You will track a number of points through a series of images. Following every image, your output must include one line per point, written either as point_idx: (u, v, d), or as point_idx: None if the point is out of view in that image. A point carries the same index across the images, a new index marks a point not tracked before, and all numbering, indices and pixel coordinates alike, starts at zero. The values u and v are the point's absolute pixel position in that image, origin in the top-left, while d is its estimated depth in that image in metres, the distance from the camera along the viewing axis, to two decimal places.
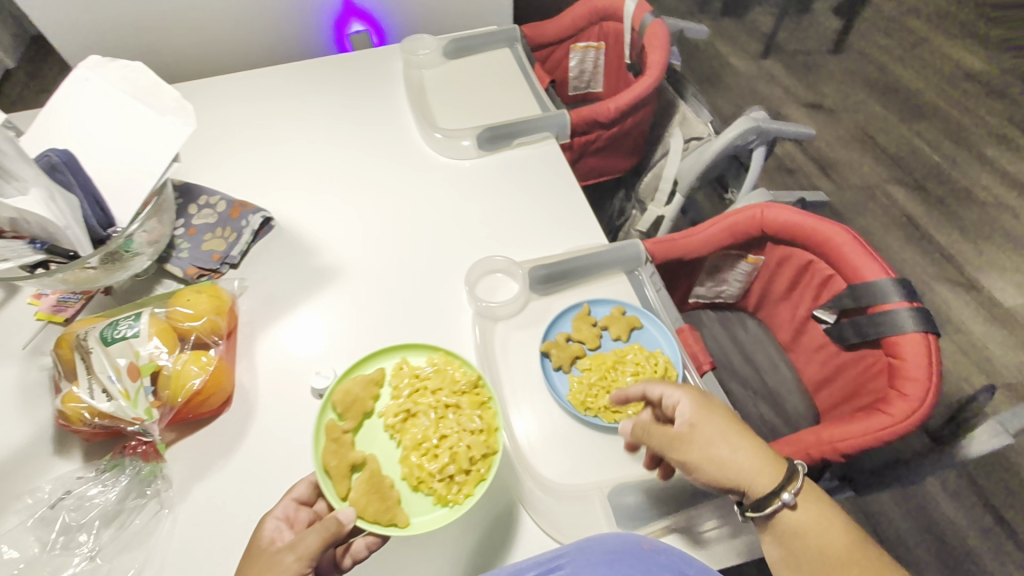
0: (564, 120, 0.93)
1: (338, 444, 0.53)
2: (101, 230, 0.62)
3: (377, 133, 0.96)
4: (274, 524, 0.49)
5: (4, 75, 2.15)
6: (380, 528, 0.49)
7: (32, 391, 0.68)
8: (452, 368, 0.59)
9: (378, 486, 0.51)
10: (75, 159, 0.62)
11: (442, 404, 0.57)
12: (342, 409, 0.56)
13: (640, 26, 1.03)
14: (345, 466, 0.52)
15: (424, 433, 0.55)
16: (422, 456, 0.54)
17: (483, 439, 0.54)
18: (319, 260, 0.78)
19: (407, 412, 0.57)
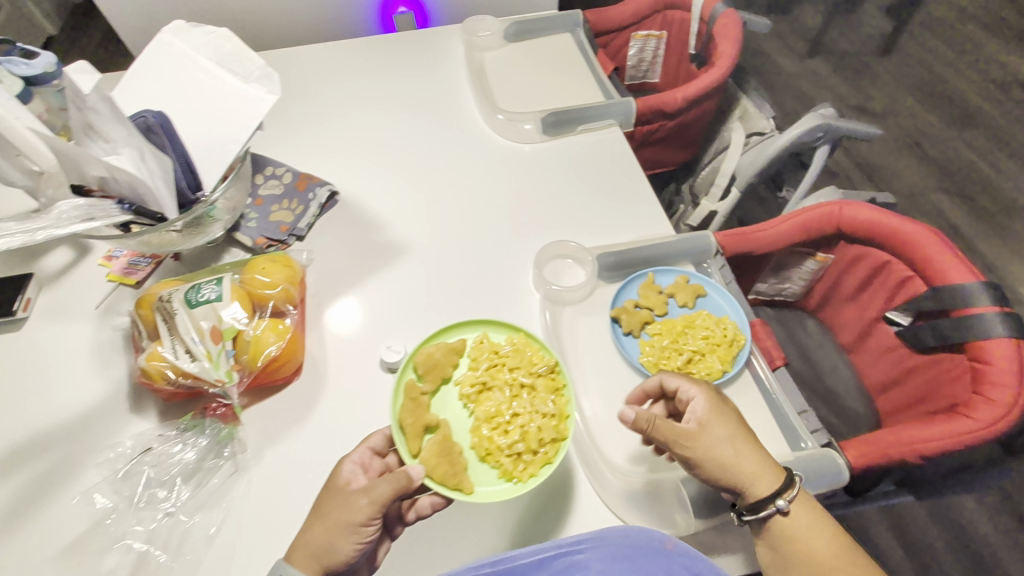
0: (630, 108, 0.92)
1: (416, 404, 0.53)
2: (190, 193, 0.62)
3: (438, 113, 0.96)
4: (351, 467, 0.53)
5: (47, 43, 2.20)
6: (445, 489, 0.49)
7: (106, 350, 0.70)
8: (532, 350, 0.58)
9: (447, 451, 0.51)
10: (170, 122, 0.62)
11: (518, 381, 0.56)
12: (423, 370, 0.56)
13: (709, 16, 1.02)
14: (420, 426, 0.52)
15: (498, 407, 0.55)
16: (494, 430, 0.53)
17: (555, 423, 0.54)
18: (384, 237, 0.79)
19: (484, 384, 0.56)
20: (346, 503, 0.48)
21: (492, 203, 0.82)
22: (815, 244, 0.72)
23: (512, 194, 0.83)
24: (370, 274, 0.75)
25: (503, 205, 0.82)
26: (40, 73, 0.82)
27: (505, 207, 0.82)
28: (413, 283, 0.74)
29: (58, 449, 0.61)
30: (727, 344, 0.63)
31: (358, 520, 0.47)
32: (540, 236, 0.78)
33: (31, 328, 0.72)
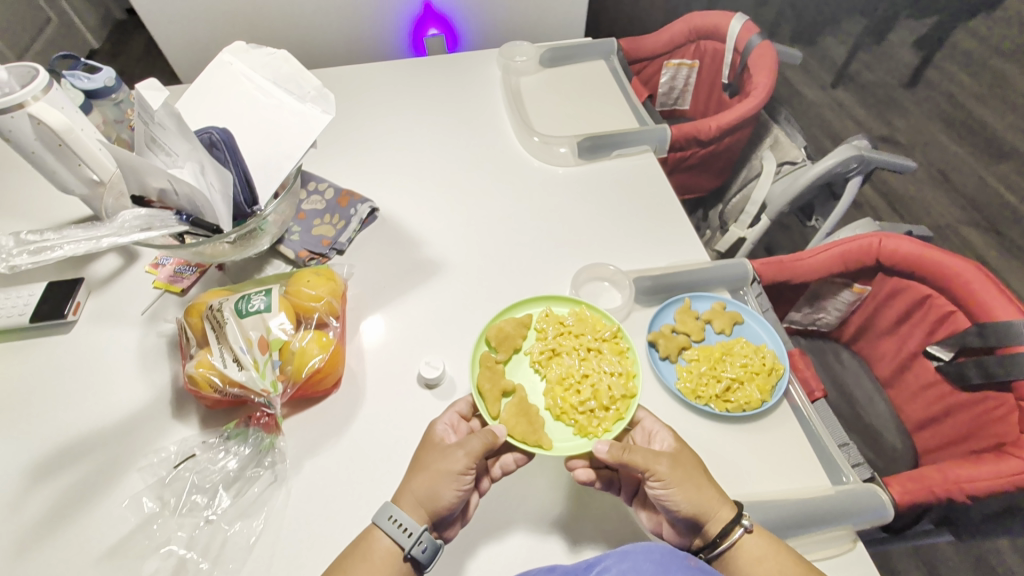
0: (665, 134, 0.93)
1: (494, 370, 0.61)
2: (246, 206, 0.64)
3: (475, 134, 0.98)
4: (443, 427, 0.57)
5: (90, 55, 2.32)
6: (527, 443, 0.56)
7: (151, 356, 0.71)
8: (594, 319, 0.66)
9: (526, 411, 0.58)
10: (232, 139, 0.63)
11: (585, 346, 0.64)
12: (496, 342, 0.64)
13: (745, 47, 1.02)
14: (497, 390, 0.60)
15: (568, 370, 0.62)
16: (566, 390, 0.61)
17: (622, 381, 0.60)
18: (422, 253, 0.81)
19: (553, 351, 0.64)
20: (444, 455, 0.52)
21: (527, 225, 0.84)
22: (852, 276, 0.72)
23: (547, 216, 0.85)
24: (408, 290, 0.77)
25: (539, 227, 0.83)
26: (101, 87, 0.87)
27: (540, 229, 0.83)
28: (450, 301, 0.75)
29: (104, 452, 0.63)
30: (766, 373, 0.63)
31: (456, 470, 0.51)
32: (575, 259, 0.79)
33: (79, 331, 0.74)
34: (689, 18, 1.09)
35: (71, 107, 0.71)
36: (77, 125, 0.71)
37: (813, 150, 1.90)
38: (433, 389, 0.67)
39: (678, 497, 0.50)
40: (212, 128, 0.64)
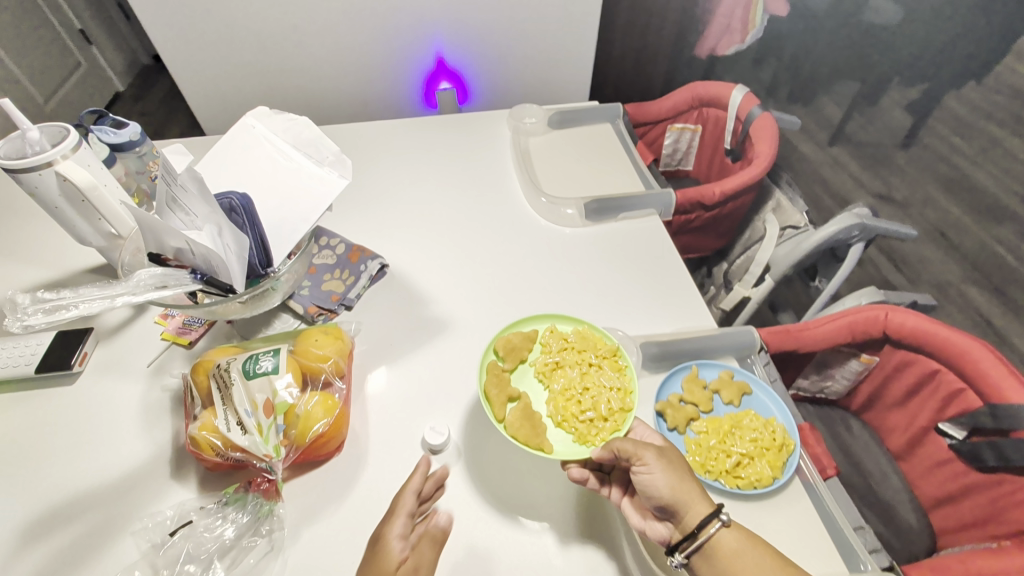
0: (670, 199, 0.96)
1: (500, 378, 0.62)
2: (260, 269, 0.65)
3: (483, 192, 1.01)
4: (398, 540, 0.52)
5: (114, 99, 2.43)
6: (528, 446, 0.58)
7: (154, 411, 0.71)
8: (597, 336, 0.67)
9: (529, 417, 0.60)
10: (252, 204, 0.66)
11: (587, 360, 0.65)
12: (503, 352, 0.65)
13: (746, 116, 1.06)
14: (503, 395, 0.61)
15: (570, 382, 0.63)
16: (567, 400, 0.62)
17: (620, 396, 0.61)
18: (430, 311, 0.81)
19: (556, 363, 0.65)
20: None
21: (533, 285, 0.85)
22: (858, 346, 0.72)
23: (553, 277, 0.85)
24: (414, 348, 0.77)
25: (544, 289, 0.84)
26: (126, 141, 0.91)
27: (546, 290, 0.84)
28: (456, 361, 0.75)
29: (100, 513, 0.62)
30: (777, 449, 0.62)
31: None
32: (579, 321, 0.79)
33: (84, 383, 0.74)
34: (692, 87, 1.14)
35: (97, 164, 0.73)
36: (102, 182, 0.73)
37: (812, 207, 1.94)
38: (437, 454, 0.65)
39: (660, 484, 0.53)
40: (233, 193, 0.66)
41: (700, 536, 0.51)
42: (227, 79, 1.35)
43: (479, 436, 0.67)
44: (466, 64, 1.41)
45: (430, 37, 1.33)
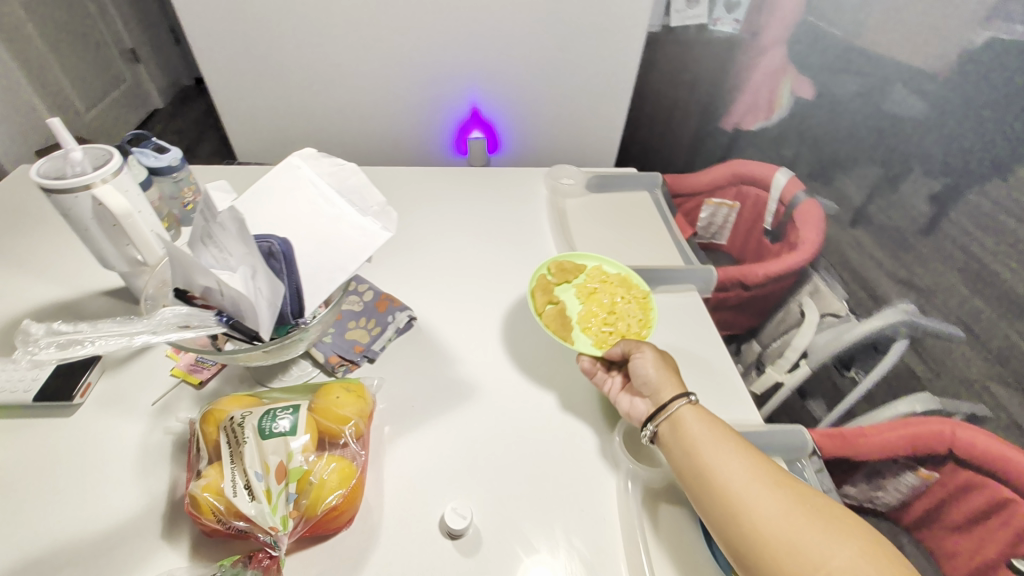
0: (711, 276, 0.92)
1: (546, 287, 0.81)
2: (291, 318, 0.61)
3: (517, 247, 0.98)
4: None
5: (150, 113, 2.50)
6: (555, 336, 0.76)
7: (152, 456, 0.65)
8: (631, 281, 0.84)
9: (562, 317, 0.78)
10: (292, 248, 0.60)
11: (620, 294, 0.81)
12: (555, 271, 0.84)
13: (790, 200, 1.06)
14: (545, 299, 0.80)
15: (602, 305, 0.80)
16: (596, 317, 0.79)
17: (639, 323, 0.77)
18: (457, 372, 0.77)
19: (594, 290, 0.82)
20: None
21: (563, 356, 0.81)
22: (916, 459, 0.82)
23: None
24: (437, 414, 0.72)
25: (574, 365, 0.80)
26: (165, 166, 0.90)
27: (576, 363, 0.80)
28: (481, 432, 0.70)
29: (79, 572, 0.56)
30: None
31: None
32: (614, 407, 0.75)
33: (83, 416, 0.69)
34: (733, 164, 1.17)
35: (134, 190, 0.72)
36: (137, 208, 0.72)
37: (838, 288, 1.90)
38: (454, 539, 0.60)
39: (646, 365, 0.66)
40: (275, 234, 0.61)
41: (668, 406, 0.62)
42: (273, 110, 1.40)
43: (501, 523, 0.62)
44: (498, 115, 1.42)
45: (466, 88, 1.35)
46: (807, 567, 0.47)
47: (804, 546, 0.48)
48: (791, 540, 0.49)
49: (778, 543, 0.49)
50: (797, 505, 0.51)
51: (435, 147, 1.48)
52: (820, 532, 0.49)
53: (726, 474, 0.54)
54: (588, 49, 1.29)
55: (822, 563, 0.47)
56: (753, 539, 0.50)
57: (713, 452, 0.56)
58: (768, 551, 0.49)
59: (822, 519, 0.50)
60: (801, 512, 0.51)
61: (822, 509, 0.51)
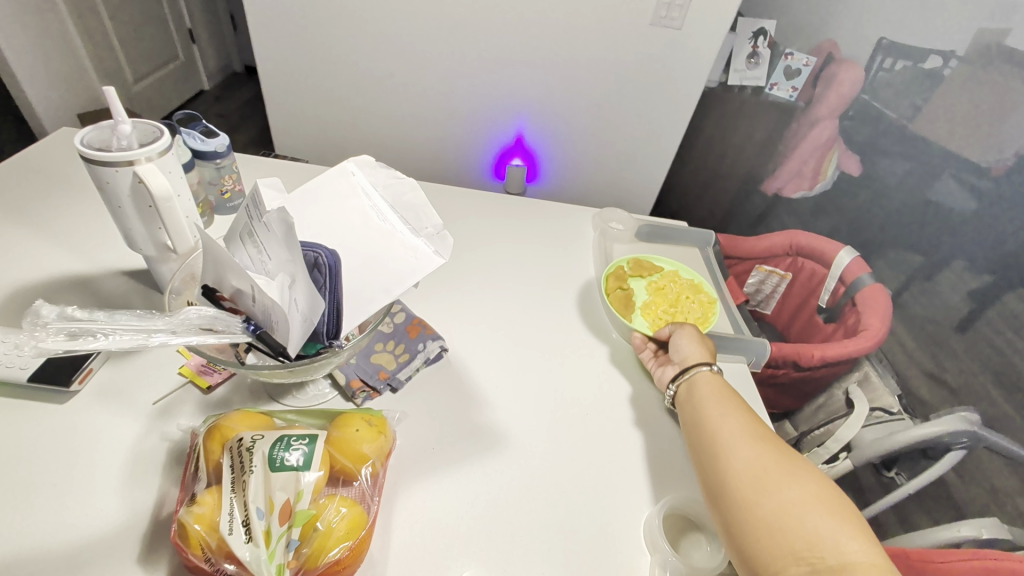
0: (763, 350, 0.86)
1: (620, 274, 0.93)
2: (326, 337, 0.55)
3: (558, 288, 0.93)
4: None
5: (197, 94, 2.53)
6: (616, 312, 0.86)
7: (143, 463, 0.59)
8: (698, 286, 0.94)
9: (626, 299, 0.89)
10: (338, 263, 0.56)
11: (686, 294, 0.92)
12: (632, 266, 0.96)
13: (852, 282, 0.97)
14: (616, 282, 0.91)
15: (667, 299, 0.91)
16: (659, 307, 0.89)
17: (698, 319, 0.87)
18: (484, 417, 0.71)
19: (662, 287, 0.93)
20: None
21: (597, 417, 0.74)
22: None
23: (621, 412, 0.75)
24: (458, 463, 0.65)
25: (608, 428, 0.73)
26: (211, 151, 0.86)
27: (611, 427, 0.73)
28: (502, 492, 0.64)
29: None
30: None
31: None
32: (649, 485, 0.68)
33: (76, 405, 0.63)
34: (790, 232, 1.09)
35: (176, 171, 0.67)
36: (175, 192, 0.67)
37: None
38: None
39: (683, 339, 0.77)
40: (322, 245, 0.58)
41: (692, 369, 0.71)
42: (322, 108, 1.39)
43: None
44: (542, 146, 1.39)
45: (515, 114, 1.33)
46: (764, 497, 0.52)
47: (765, 481, 0.53)
48: (755, 476, 0.54)
49: (743, 477, 0.55)
50: (773, 454, 0.56)
51: (478, 169, 1.45)
52: (786, 474, 0.53)
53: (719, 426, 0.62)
54: (650, 96, 1.26)
55: (777, 495, 0.52)
56: (725, 473, 0.57)
57: (715, 409, 0.64)
58: (733, 483, 0.55)
59: (794, 469, 0.54)
60: (774, 460, 0.56)
61: (798, 464, 0.55)
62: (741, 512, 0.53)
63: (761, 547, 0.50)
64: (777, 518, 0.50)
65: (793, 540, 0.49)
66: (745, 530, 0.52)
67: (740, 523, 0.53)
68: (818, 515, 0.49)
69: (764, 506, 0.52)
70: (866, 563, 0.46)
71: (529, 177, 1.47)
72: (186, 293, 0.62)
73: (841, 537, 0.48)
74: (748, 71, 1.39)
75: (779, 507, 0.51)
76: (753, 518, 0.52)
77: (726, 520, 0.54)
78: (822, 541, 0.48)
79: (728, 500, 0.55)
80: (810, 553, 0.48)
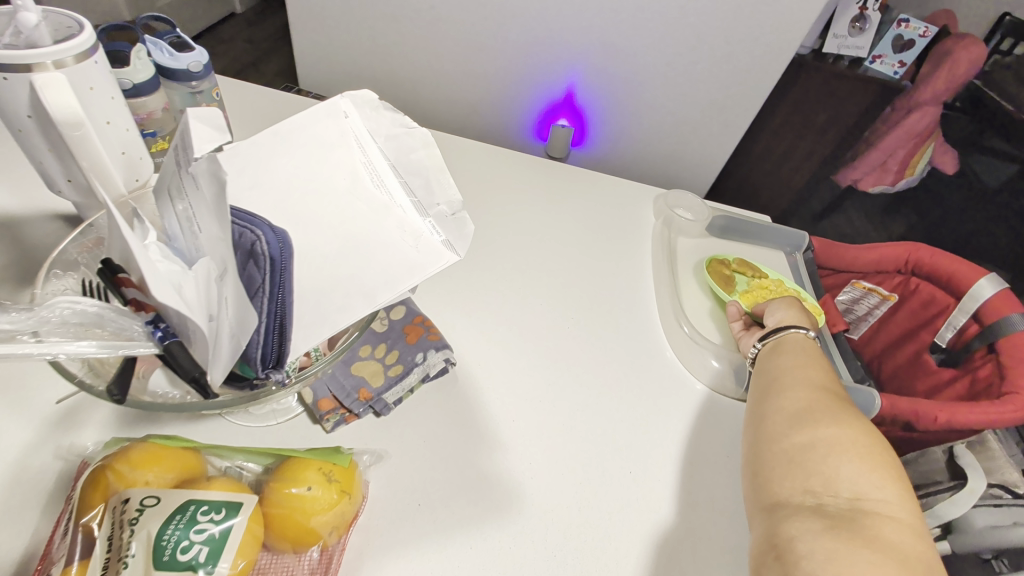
0: (871, 401, 0.66)
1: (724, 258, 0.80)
2: (259, 367, 0.35)
3: (606, 293, 0.73)
4: None
5: (227, 16, 2.32)
6: (714, 285, 0.75)
7: (26, 490, 0.43)
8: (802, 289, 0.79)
9: (725, 278, 0.77)
10: (291, 251, 0.34)
11: (793, 289, 0.78)
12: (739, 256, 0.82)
13: (995, 321, 0.74)
14: (718, 262, 0.79)
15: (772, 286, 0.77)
16: (761, 290, 0.76)
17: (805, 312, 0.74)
18: (493, 465, 0.53)
19: (766, 276, 0.79)
20: None
21: (642, 481, 0.55)
22: None
23: (674, 476, 0.56)
24: (448, 531, 0.48)
25: (656, 498, 0.54)
26: (182, 70, 0.66)
27: (659, 496, 0.55)
28: None
29: None
30: None
31: None
32: None
33: None
34: (908, 244, 0.86)
35: (104, 88, 0.49)
36: (100, 116, 0.49)
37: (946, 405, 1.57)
38: None
39: (779, 308, 0.66)
40: (265, 221, 0.36)
41: (785, 328, 0.61)
42: (343, 38, 1.17)
43: None
44: (597, 106, 1.14)
45: (568, 63, 1.08)
46: (795, 431, 0.48)
47: (803, 418, 0.48)
48: (796, 412, 0.49)
49: (784, 412, 0.50)
50: (827, 399, 0.50)
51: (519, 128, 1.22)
52: (831, 415, 0.48)
53: (782, 369, 0.56)
54: (736, 57, 1.00)
55: (811, 431, 0.47)
56: (766, 408, 0.52)
57: (785, 354, 0.57)
58: (771, 416, 0.51)
59: (842, 413, 0.48)
60: (824, 403, 0.50)
61: (850, 411, 0.49)
62: (767, 442, 0.50)
63: (773, 475, 0.47)
64: (799, 451, 0.46)
65: (809, 472, 0.45)
66: (765, 457, 0.49)
67: (763, 450, 0.49)
68: (846, 457, 0.44)
69: (792, 438, 0.48)
70: (880, 512, 0.41)
71: (575, 140, 1.23)
72: (81, 268, 0.42)
73: (863, 481, 0.43)
74: (849, 38, 1.18)
75: (806, 442, 0.46)
76: (777, 447, 0.48)
77: (750, 446, 0.51)
78: (840, 479, 0.43)
79: (759, 429, 0.51)
80: (822, 487, 0.44)
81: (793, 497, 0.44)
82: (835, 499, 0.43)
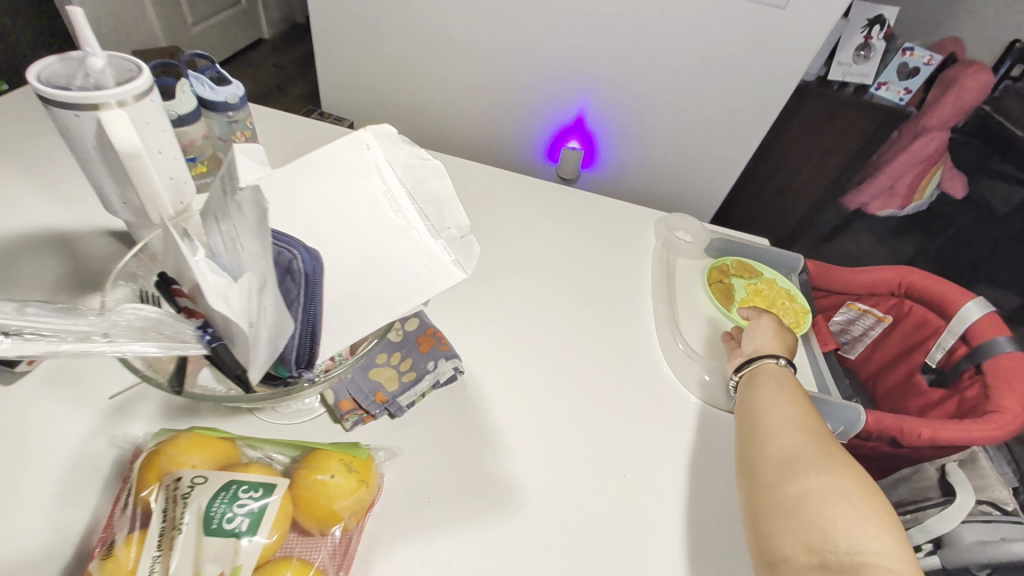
0: (856, 418, 0.69)
1: (721, 270, 0.86)
2: (293, 366, 0.42)
3: (607, 309, 0.77)
4: None
5: (257, 42, 2.45)
6: (714, 299, 0.82)
7: (85, 472, 0.49)
8: (793, 295, 0.85)
9: (725, 293, 0.83)
10: (321, 271, 0.42)
11: (787, 296, 0.84)
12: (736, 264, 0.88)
13: (981, 343, 0.77)
14: (716, 277, 0.85)
15: (767, 295, 0.83)
16: (757, 300, 0.82)
17: (795, 320, 0.81)
18: (497, 465, 0.57)
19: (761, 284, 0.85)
20: None
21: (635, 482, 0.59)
22: None
23: (664, 479, 0.60)
24: (454, 522, 0.52)
25: (648, 500, 0.58)
26: (220, 101, 0.74)
27: (650, 497, 0.58)
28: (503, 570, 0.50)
29: None
30: None
31: None
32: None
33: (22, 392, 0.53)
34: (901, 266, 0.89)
35: (157, 122, 0.56)
36: (154, 147, 0.57)
37: None
38: None
39: (762, 327, 0.70)
40: (300, 242, 0.44)
41: (761, 358, 0.64)
42: (368, 67, 1.25)
43: None
44: (607, 131, 1.20)
45: (578, 91, 1.14)
46: (788, 483, 0.50)
47: (795, 468, 0.50)
48: (787, 461, 0.51)
49: (776, 461, 0.52)
50: (814, 444, 0.52)
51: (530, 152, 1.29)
52: (819, 463, 0.50)
53: (766, 410, 0.58)
54: (740, 88, 1.06)
55: (803, 483, 0.49)
56: (759, 456, 0.54)
57: (767, 394, 0.60)
58: (766, 467, 0.53)
59: (830, 459, 0.50)
60: (813, 449, 0.51)
61: (836, 454, 0.51)
62: (764, 494, 0.51)
63: (773, 530, 0.48)
64: (795, 504, 0.48)
65: (808, 525, 0.46)
66: (764, 510, 0.50)
67: (761, 504, 0.51)
68: (841, 508, 0.46)
69: (786, 491, 0.49)
70: (881, 564, 0.43)
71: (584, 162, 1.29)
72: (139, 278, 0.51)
73: (860, 532, 0.45)
74: (854, 66, 1.25)
75: (800, 494, 0.48)
76: (774, 501, 0.50)
77: (748, 498, 0.53)
78: (838, 532, 0.45)
79: (755, 480, 0.53)
80: (822, 542, 0.45)
81: (797, 554, 0.46)
82: (836, 553, 0.44)
